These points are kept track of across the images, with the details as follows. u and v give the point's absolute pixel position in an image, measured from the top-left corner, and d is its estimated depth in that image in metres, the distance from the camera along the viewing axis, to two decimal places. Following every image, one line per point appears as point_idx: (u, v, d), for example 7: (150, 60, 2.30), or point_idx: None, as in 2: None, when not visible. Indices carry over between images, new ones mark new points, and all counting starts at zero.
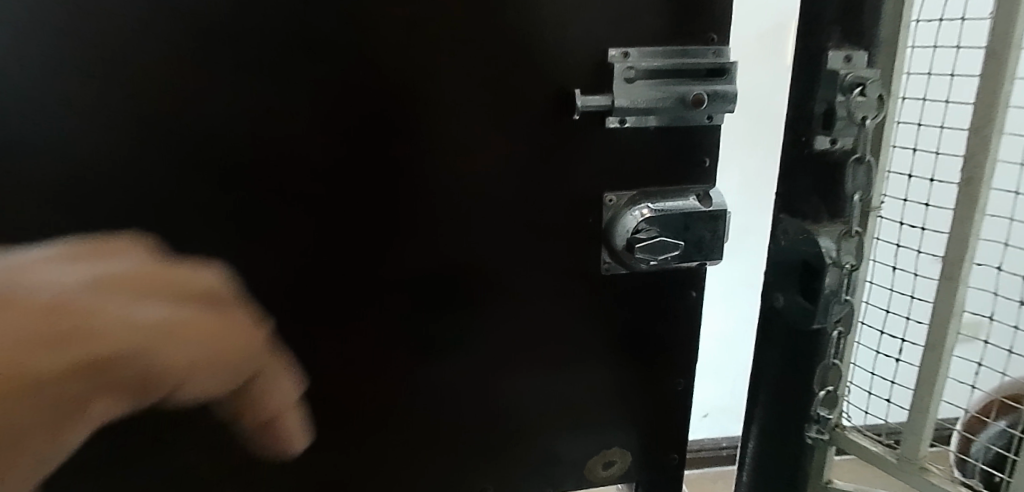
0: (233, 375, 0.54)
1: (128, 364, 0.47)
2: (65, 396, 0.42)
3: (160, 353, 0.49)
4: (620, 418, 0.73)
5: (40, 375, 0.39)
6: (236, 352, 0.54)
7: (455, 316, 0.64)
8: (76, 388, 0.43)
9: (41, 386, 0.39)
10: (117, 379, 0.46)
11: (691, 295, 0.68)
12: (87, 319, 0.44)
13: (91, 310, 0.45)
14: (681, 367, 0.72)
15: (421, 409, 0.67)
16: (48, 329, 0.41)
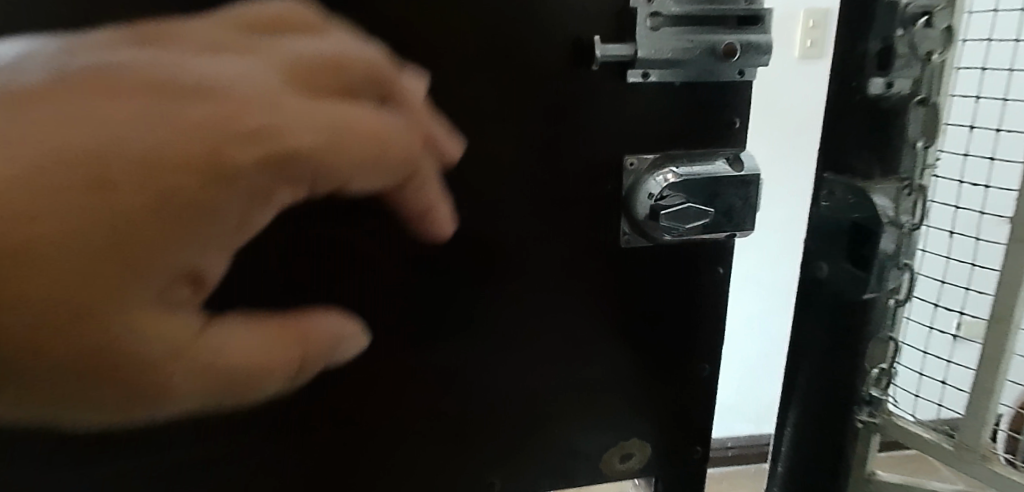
0: (379, 151, 0.47)
1: (342, 123, 0.45)
2: (338, 129, 0.44)
3: (283, 124, 0.42)
4: (638, 408, 0.67)
5: (180, 137, 0.37)
6: (371, 125, 0.47)
7: (460, 294, 0.58)
8: (330, 125, 0.44)
9: (295, 142, 0.42)
10: (336, 130, 0.44)
11: (717, 272, 0.63)
12: (248, 113, 0.40)
13: (248, 97, 0.42)
14: (705, 351, 0.66)
15: (423, 398, 0.61)
16: (194, 90, 0.40)
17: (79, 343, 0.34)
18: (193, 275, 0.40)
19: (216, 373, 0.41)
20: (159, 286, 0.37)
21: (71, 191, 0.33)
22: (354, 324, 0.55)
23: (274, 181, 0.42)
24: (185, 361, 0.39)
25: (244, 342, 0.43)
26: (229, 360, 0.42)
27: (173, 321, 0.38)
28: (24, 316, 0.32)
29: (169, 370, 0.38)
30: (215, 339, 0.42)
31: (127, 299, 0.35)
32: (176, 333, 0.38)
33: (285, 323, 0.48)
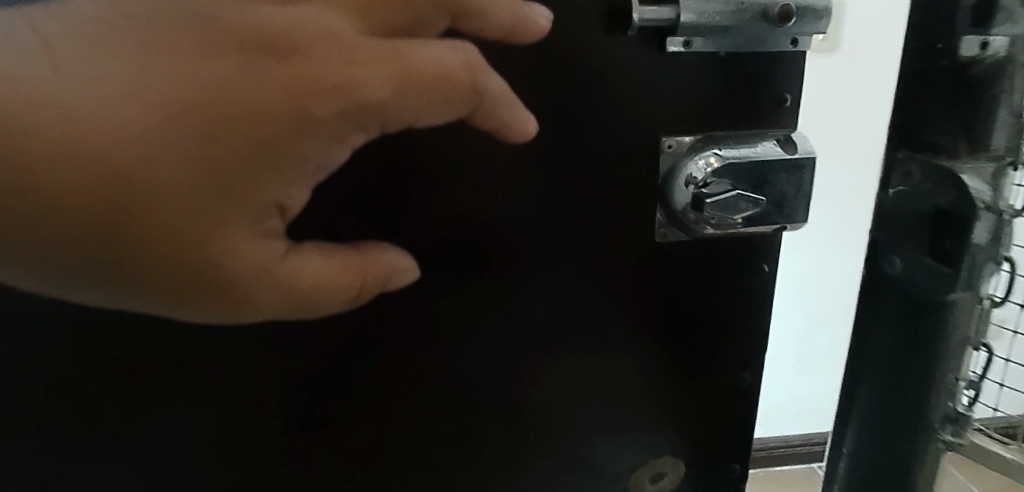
0: (458, 94, 0.38)
1: (407, 60, 0.36)
2: (403, 73, 0.36)
3: (350, 65, 0.34)
4: (671, 421, 0.60)
5: (256, 88, 0.33)
6: (446, 67, 0.37)
7: (473, 290, 0.53)
8: (390, 62, 0.35)
9: (367, 92, 0.35)
10: (402, 73, 0.36)
11: (764, 270, 0.56)
12: (318, 58, 0.34)
13: (304, 43, 0.34)
14: (748, 358, 0.59)
15: (432, 405, 0.55)
16: (253, 37, 0.33)
17: (197, 285, 0.36)
18: (272, 210, 0.36)
19: (296, 299, 0.39)
20: (238, 224, 0.35)
21: (159, 143, 0.32)
22: (405, 257, 0.47)
23: (345, 126, 0.35)
24: (267, 283, 0.37)
25: (321, 263, 0.40)
26: (308, 286, 0.39)
27: (248, 259, 0.36)
28: (146, 269, 0.34)
29: (259, 294, 0.37)
30: (297, 260, 0.39)
31: (219, 235, 0.34)
32: (256, 258, 0.36)
33: (350, 262, 0.42)
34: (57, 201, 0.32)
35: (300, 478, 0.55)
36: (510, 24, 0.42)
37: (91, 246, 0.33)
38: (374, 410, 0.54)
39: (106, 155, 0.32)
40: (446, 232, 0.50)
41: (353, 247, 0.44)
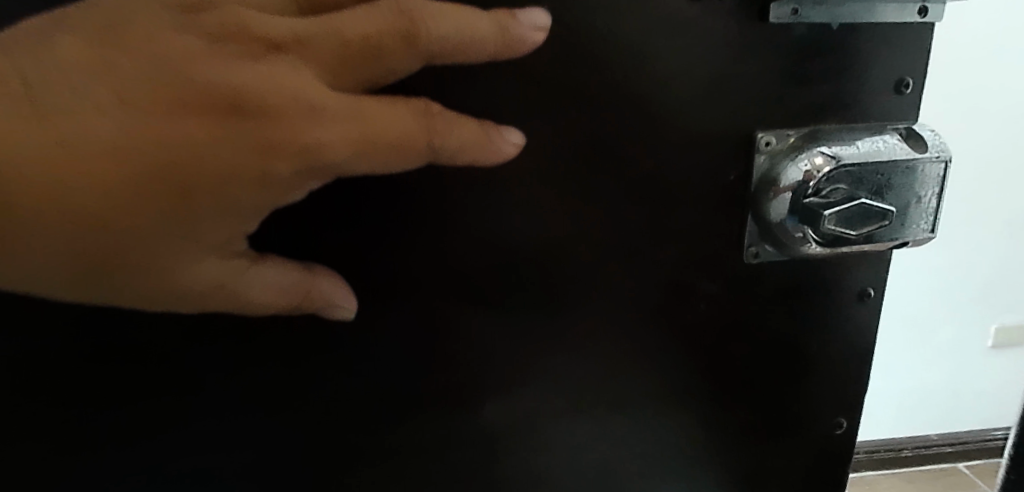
0: (421, 151, 0.32)
1: (369, 118, 0.30)
2: (365, 139, 0.30)
3: (322, 124, 0.29)
4: (751, 478, 0.49)
5: (225, 132, 0.27)
6: (409, 133, 0.31)
7: (514, 327, 0.42)
8: (357, 128, 0.29)
9: (332, 154, 0.29)
10: (367, 132, 0.30)
11: (869, 296, 0.46)
12: (290, 121, 0.28)
13: (277, 90, 0.28)
14: (845, 400, 0.49)
15: (466, 471, 0.45)
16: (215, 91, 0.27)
17: (159, 299, 0.31)
18: (239, 238, 0.31)
19: (248, 307, 0.33)
20: (198, 252, 0.30)
21: (115, 156, 0.27)
22: (343, 300, 0.36)
23: (302, 185, 0.30)
24: (224, 296, 0.32)
25: (289, 276, 0.34)
26: (271, 305, 0.34)
27: (211, 275, 0.31)
28: (107, 286, 0.30)
29: (216, 306, 0.33)
30: (266, 273, 0.33)
31: (162, 260, 0.29)
32: (219, 276, 0.31)
33: (312, 288, 0.35)
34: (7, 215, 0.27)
35: None
36: (493, 51, 0.33)
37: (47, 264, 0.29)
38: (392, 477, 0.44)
39: (58, 168, 0.27)
40: (484, 257, 0.40)
41: (318, 270, 0.35)
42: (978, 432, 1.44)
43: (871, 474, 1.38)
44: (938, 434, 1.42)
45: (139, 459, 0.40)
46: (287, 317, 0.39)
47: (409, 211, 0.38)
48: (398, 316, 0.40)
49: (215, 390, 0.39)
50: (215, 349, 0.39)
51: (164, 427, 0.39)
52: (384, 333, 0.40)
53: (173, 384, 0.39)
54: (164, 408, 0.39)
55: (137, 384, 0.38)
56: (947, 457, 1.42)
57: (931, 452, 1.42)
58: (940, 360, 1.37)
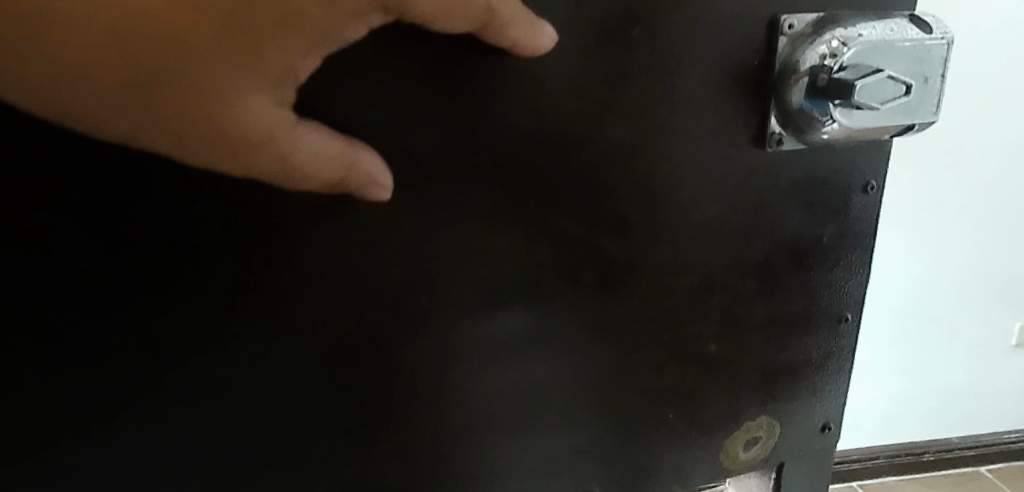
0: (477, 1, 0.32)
1: None
2: None
3: None
4: (767, 378, 0.49)
5: None
6: None
7: (545, 224, 0.39)
8: None
9: None
10: None
11: (871, 188, 0.47)
12: None
13: None
14: (848, 292, 0.50)
15: (490, 398, 0.41)
16: None
17: (207, 149, 0.30)
18: (294, 78, 0.30)
19: (283, 175, 0.32)
20: (254, 77, 0.28)
21: None
22: (383, 181, 0.34)
23: (363, 15, 0.29)
24: (264, 149, 0.30)
25: (331, 142, 0.32)
26: (314, 176, 0.32)
27: (265, 121, 0.29)
28: (154, 130, 0.29)
29: (260, 164, 0.31)
30: (311, 133, 0.31)
31: (212, 81, 0.28)
32: (269, 124, 0.30)
33: (354, 161, 0.33)
34: (74, 49, 0.27)
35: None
36: None
37: (102, 101, 0.28)
38: (414, 407, 0.40)
39: None
40: (515, 143, 0.37)
41: (359, 147, 0.33)
42: (993, 433, 1.58)
43: (892, 479, 1.53)
44: (960, 437, 1.56)
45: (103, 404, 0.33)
46: (300, 211, 0.34)
47: (439, 91, 0.34)
48: (424, 211, 0.36)
49: (214, 299, 0.33)
50: (216, 249, 0.33)
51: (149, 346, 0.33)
52: (407, 230, 0.36)
53: (162, 289, 0.32)
54: (152, 321, 0.33)
55: (118, 290, 0.32)
56: (969, 460, 1.56)
57: (951, 454, 1.55)
58: (961, 362, 1.50)
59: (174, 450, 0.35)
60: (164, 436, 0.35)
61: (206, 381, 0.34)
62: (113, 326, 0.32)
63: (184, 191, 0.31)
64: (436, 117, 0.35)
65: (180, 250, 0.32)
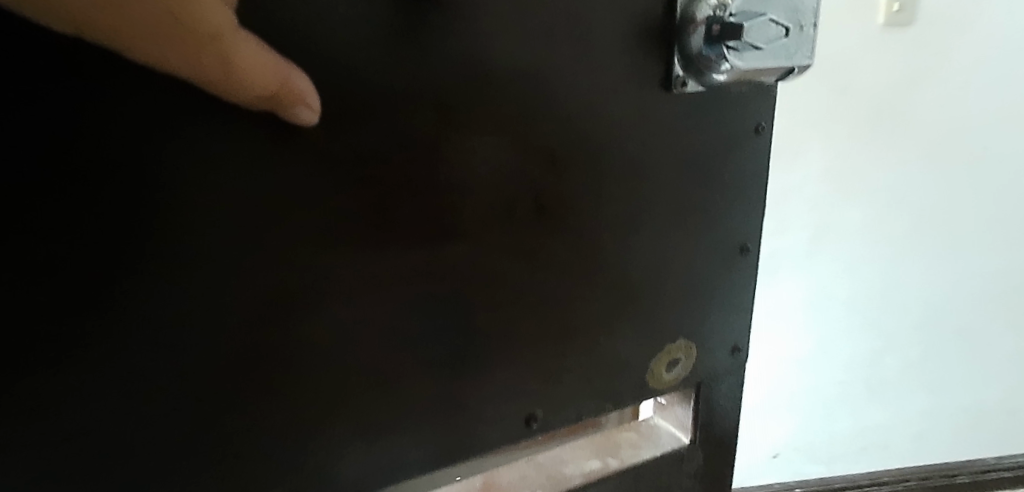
0: None
1: None
2: None
3: None
4: (684, 304, 0.55)
5: None
6: None
7: (481, 158, 0.43)
8: None
9: None
10: None
11: (762, 129, 0.54)
12: None
13: None
14: (747, 224, 0.56)
15: (436, 327, 0.44)
16: None
17: (156, 42, 0.31)
18: None
19: (217, 80, 0.33)
20: None
21: None
22: (311, 103, 0.36)
23: None
24: (202, 50, 0.32)
25: (267, 55, 0.34)
26: (248, 86, 0.34)
27: (213, 17, 0.32)
28: (97, 21, 0.29)
29: (199, 66, 0.32)
30: (249, 41, 0.33)
31: None
32: (210, 24, 0.32)
33: (288, 77, 0.34)
34: None
35: (275, 427, 0.40)
36: None
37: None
38: (370, 340, 0.42)
39: None
40: (454, 80, 0.40)
41: (292, 67, 0.35)
42: None
43: None
44: None
45: (41, 351, 0.32)
46: (255, 137, 0.35)
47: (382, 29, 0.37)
48: (371, 144, 0.39)
49: (172, 223, 0.34)
50: (173, 172, 0.33)
51: (106, 271, 0.33)
52: (356, 159, 0.38)
53: (118, 214, 0.33)
54: (109, 246, 0.33)
55: (71, 213, 0.31)
56: None
57: None
58: None
59: (122, 394, 0.35)
60: (110, 379, 0.34)
61: (153, 317, 0.35)
62: (68, 253, 0.32)
63: (141, 115, 0.32)
64: (380, 52, 0.38)
65: (136, 177, 0.33)
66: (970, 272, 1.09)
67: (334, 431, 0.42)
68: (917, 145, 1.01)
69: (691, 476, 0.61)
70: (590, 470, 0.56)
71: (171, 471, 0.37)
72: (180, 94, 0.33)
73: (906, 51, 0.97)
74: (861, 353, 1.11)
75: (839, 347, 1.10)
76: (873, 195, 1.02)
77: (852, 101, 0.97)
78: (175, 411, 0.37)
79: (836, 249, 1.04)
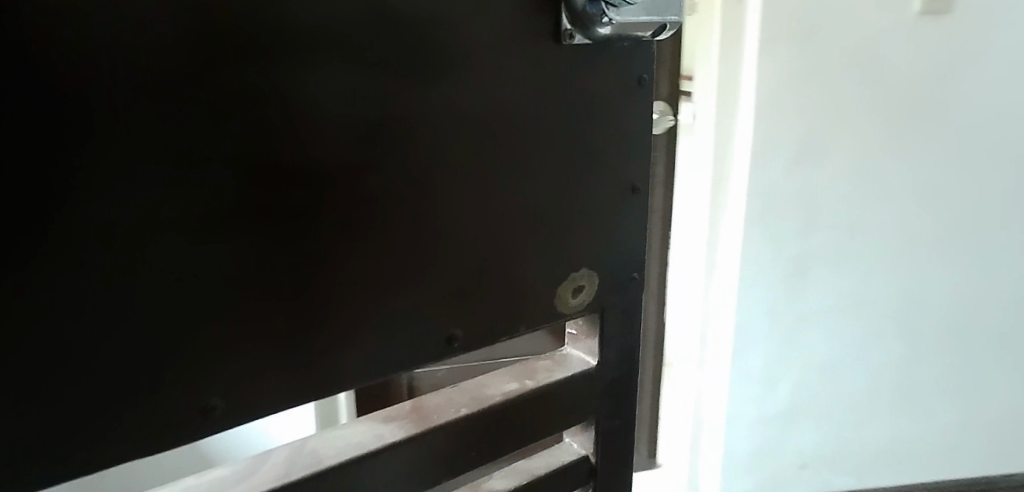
0: None
1: None
2: None
3: None
4: (584, 236, 0.62)
5: None
6: None
7: (398, 97, 0.48)
8: None
9: None
10: None
11: (645, 81, 0.62)
12: None
13: None
14: (636, 165, 0.64)
15: (363, 253, 0.49)
16: None
17: None
18: None
19: None
20: None
21: None
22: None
23: None
24: None
25: None
26: None
27: None
28: None
29: None
30: None
31: None
32: None
33: None
34: None
35: (217, 342, 0.44)
36: None
37: None
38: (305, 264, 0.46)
39: None
40: (370, 23, 0.46)
41: None
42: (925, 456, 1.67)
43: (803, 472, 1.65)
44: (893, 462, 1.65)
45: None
46: (185, 67, 0.39)
47: None
48: (296, 77, 0.43)
49: (108, 145, 0.38)
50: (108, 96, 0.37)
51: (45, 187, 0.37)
52: (283, 92, 0.43)
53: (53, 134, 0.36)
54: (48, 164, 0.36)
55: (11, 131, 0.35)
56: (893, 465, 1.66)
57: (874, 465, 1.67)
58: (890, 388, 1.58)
59: (66, 311, 0.38)
60: (53, 296, 0.38)
61: (92, 241, 0.38)
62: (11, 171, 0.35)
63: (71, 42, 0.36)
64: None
65: (70, 101, 0.36)
66: (948, 220, 1.47)
67: (271, 347, 0.46)
68: (889, 122, 1.37)
69: (599, 393, 0.69)
70: (510, 391, 0.63)
71: (116, 380, 0.41)
72: (102, 24, 0.36)
73: (941, 30, 1.34)
74: (771, 295, 1.45)
75: (805, 321, 1.49)
76: (839, 165, 1.38)
77: (869, 81, 1.34)
78: (117, 331, 0.40)
79: (819, 217, 1.41)
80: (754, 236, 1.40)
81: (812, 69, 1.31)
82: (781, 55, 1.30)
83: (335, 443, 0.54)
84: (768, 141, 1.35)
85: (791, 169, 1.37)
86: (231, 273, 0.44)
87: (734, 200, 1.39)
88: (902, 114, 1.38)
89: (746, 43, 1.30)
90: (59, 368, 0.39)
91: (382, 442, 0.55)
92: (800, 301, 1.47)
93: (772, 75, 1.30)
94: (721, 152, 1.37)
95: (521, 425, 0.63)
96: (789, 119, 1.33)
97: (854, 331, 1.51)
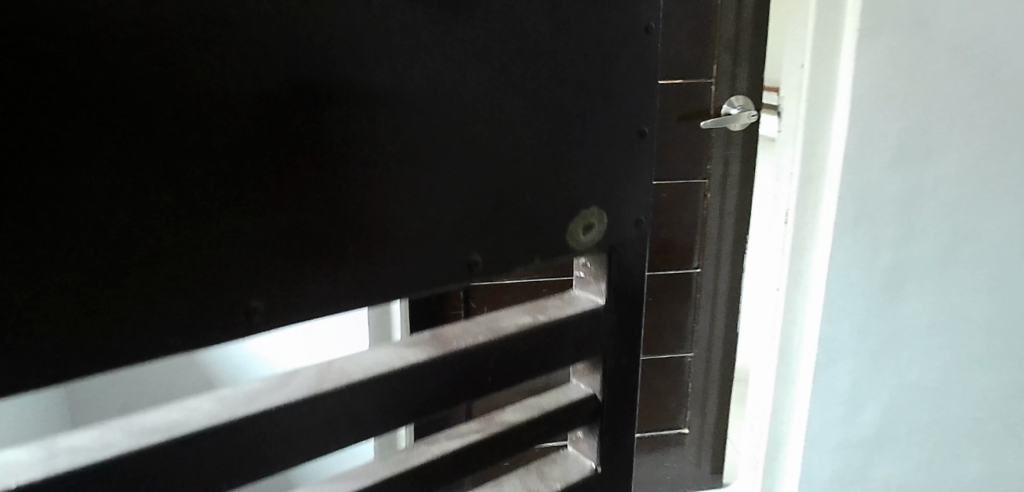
0: None
1: None
2: None
3: None
4: (595, 177, 0.65)
5: None
6: None
7: (425, 27, 0.51)
8: None
9: None
10: None
11: (651, 29, 0.66)
12: None
13: None
14: (645, 111, 0.67)
15: (392, 175, 0.52)
16: None
17: None
18: None
19: None
20: None
21: None
22: None
23: None
24: None
25: None
26: None
27: None
28: None
29: None
30: None
31: None
32: None
33: None
34: None
35: (256, 250, 0.47)
36: None
37: None
38: (337, 179, 0.49)
39: None
40: None
41: None
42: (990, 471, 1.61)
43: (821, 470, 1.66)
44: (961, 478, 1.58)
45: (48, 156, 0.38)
46: None
47: None
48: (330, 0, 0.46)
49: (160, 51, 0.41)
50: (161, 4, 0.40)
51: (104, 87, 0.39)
52: (317, 13, 0.46)
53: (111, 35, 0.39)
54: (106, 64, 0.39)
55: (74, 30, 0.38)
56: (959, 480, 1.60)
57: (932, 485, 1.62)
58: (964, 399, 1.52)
59: (120, 206, 0.41)
60: (108, 191, 0.40)
61: (144, 142, 0.41)
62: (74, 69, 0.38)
63: None
64: None
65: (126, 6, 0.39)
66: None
67: (306, 259, 0.49)
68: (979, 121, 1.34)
69: (606, 332, 0.72)
70: (523, 323, 0.66)
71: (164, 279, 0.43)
72: None
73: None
74: (860, 296, 1.41)
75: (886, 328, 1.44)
76: (943, 160, 1.35)
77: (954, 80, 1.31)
78: (165, 231, 0.43)
79: (925, 212, 1.38)
80: (846, 236, 1.37)
81: (902, 64, 1.28)
82: (881, 43, 1.27)
83: (360, 362, 0.57)
84: (865, 135, 1.32)
85: (892, 167, 1.34)
86: (271, 183, 0.46)
87: (830, 194, 1.37)
88: (992, 109, 1.34)
89: (846, 35, 1.27)
90: (113, 262, 0.41)
91: (406, 362, 0.57)
92: (894, 316, 1.44)
93: (864, 73, 1.28)
94: (816, 151, 1.35)
95: (534, 356, 0.66)
96: (886, 116, 1.31)
97: (942, 352, 1.48)
